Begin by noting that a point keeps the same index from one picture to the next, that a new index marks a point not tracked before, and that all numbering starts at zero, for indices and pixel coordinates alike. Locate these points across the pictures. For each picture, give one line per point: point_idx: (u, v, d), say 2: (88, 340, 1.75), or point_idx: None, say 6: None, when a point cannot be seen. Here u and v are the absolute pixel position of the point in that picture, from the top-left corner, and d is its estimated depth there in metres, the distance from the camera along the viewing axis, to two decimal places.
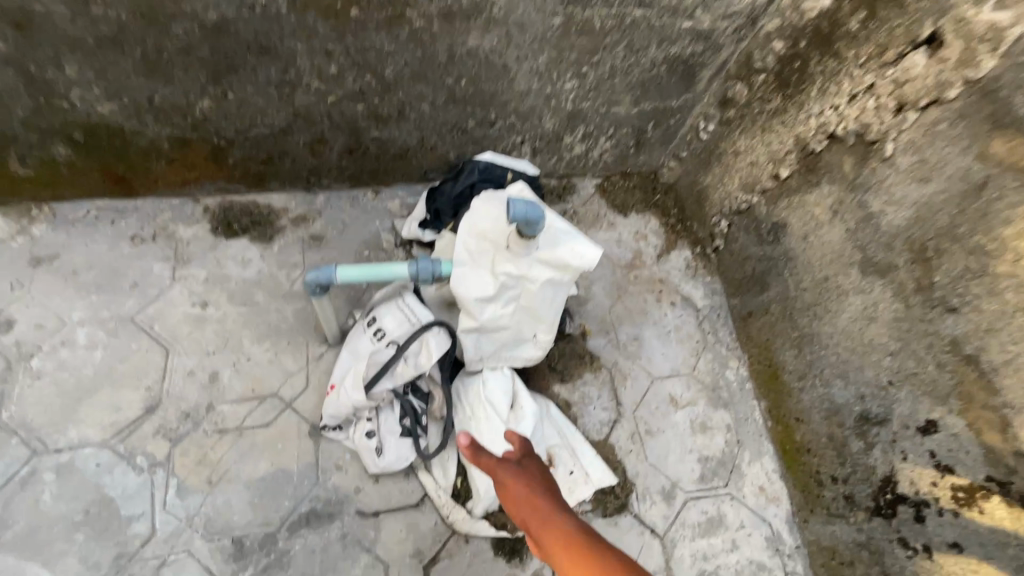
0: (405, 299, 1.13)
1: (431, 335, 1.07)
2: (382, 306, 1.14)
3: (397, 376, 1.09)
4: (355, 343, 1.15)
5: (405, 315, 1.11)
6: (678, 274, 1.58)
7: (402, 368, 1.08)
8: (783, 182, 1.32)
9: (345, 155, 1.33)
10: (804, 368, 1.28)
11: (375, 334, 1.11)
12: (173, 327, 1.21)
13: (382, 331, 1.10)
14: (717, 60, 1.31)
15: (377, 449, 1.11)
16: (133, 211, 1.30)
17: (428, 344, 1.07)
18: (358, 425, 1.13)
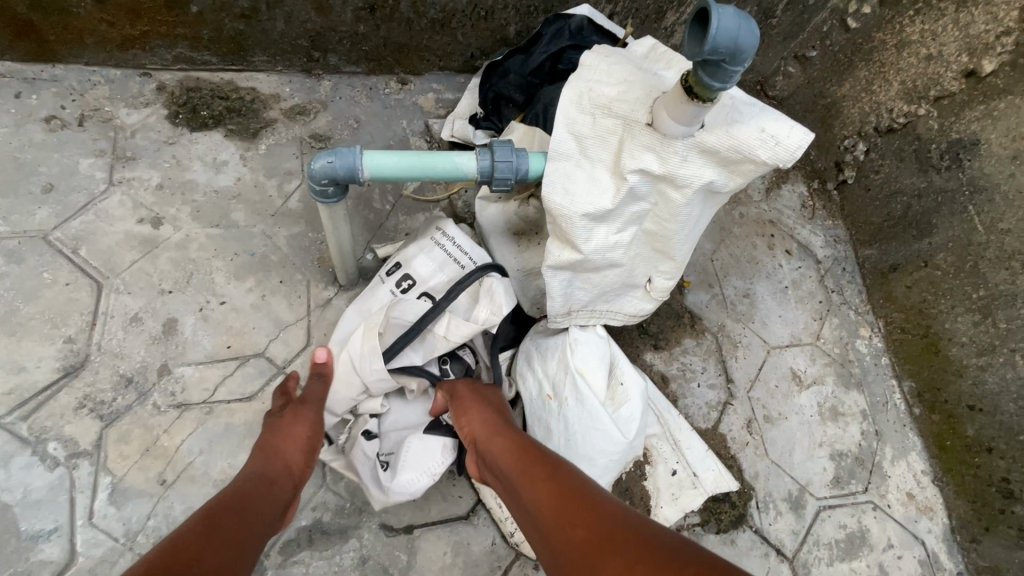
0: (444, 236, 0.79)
1: (492, 281, 0.75)
2: (410, 248, 0.80)
3: (441, 341, 0.75)
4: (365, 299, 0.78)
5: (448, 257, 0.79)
6: (791, 214, 1.21)
7: (448, 326, 0.74)
8: (980, 82, 0.96)
9: (364, 14, 0.93)
10: (991, 339, 0.95)
11: (402, 284, 0.78)
12: (108, 252, 0.82)
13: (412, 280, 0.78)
14: None
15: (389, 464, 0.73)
16: (50, 83, 0.89)
17: (488, 292, 0.75)
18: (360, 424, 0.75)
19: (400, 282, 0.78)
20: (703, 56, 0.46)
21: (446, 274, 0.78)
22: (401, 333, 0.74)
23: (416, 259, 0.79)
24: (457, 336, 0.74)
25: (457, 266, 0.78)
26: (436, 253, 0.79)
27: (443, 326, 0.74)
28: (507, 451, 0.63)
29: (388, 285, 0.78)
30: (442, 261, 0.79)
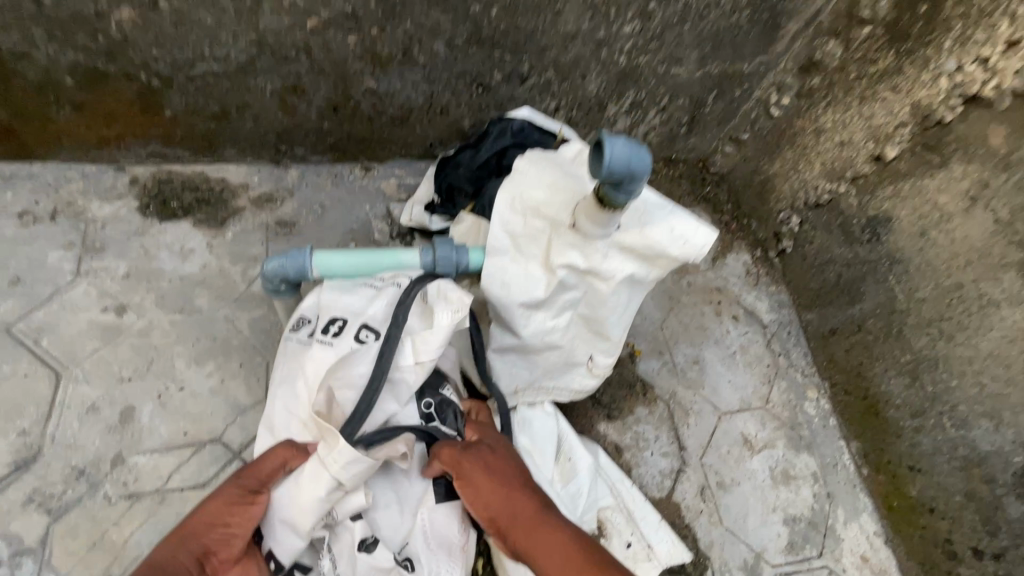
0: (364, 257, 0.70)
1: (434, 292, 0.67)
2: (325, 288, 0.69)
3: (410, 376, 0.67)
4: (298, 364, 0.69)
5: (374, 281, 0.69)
6: (737, 282, 1.29)
7: (415, 351, 0.66)
8: (888, 165, 1.05)
9: (328, 113, 1.00)
10: (922, 402, 0.99)
11: (331, 329, 0.66)
12: (70, 342, 0.84)
13: (341, 320, 0.66)
14: (807, 10, 1.04)
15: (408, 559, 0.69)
16: (27, 180, 0.94)
17: (438, 304, 0.66)
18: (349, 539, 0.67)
19: (326, 329, 0.66)
20: (600, 176, 0.53)
21: (378, 298, 0.67)
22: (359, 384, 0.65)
23: (337, 296, 0.67)
24: (429, 357, 0.67)
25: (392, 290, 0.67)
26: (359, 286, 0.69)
27: (404, 357, 0.66)
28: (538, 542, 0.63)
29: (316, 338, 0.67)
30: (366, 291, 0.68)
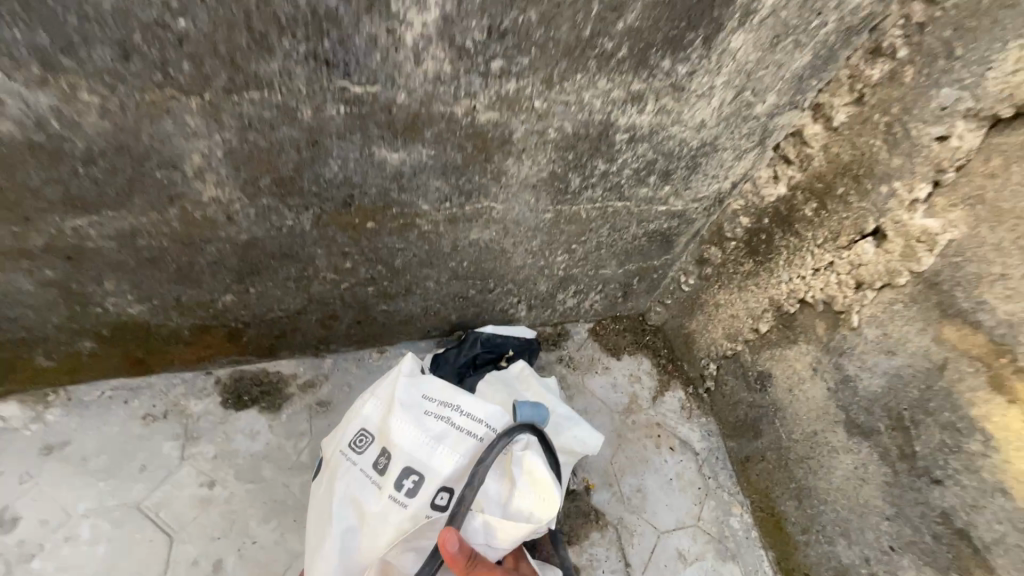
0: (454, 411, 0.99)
1: (514, 444, 0.97)
2: (402, 428, 0.98)
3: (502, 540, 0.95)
4: (375, 507, 0.92)
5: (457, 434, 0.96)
6: (673, 415, 1.63)
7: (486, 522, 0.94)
8: (763, 335, 1.40)
9: (354, 325, 1.40)
10: (807, 521, 1.29)
11: (411, 483, 0.92)
12: (178, 513, 1.21)
13: (420, 479, 0.92)
14: (691, 230, 1.44)
15: None
16: (146, 389, 1.33)
17: (518, 473, 0.97)
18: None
19: (405, 482, 0.92)
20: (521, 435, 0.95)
21: (456, 464, 0.93)
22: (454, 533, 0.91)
23: (422, 453, 0.94)
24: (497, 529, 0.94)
25: (471, 438, 0.96)
26: (431, 427, 0.98)
27: (492, 520, 0.94)
28: None
29: (394, 489, 0.92)
30: (439, 435, 0.96)
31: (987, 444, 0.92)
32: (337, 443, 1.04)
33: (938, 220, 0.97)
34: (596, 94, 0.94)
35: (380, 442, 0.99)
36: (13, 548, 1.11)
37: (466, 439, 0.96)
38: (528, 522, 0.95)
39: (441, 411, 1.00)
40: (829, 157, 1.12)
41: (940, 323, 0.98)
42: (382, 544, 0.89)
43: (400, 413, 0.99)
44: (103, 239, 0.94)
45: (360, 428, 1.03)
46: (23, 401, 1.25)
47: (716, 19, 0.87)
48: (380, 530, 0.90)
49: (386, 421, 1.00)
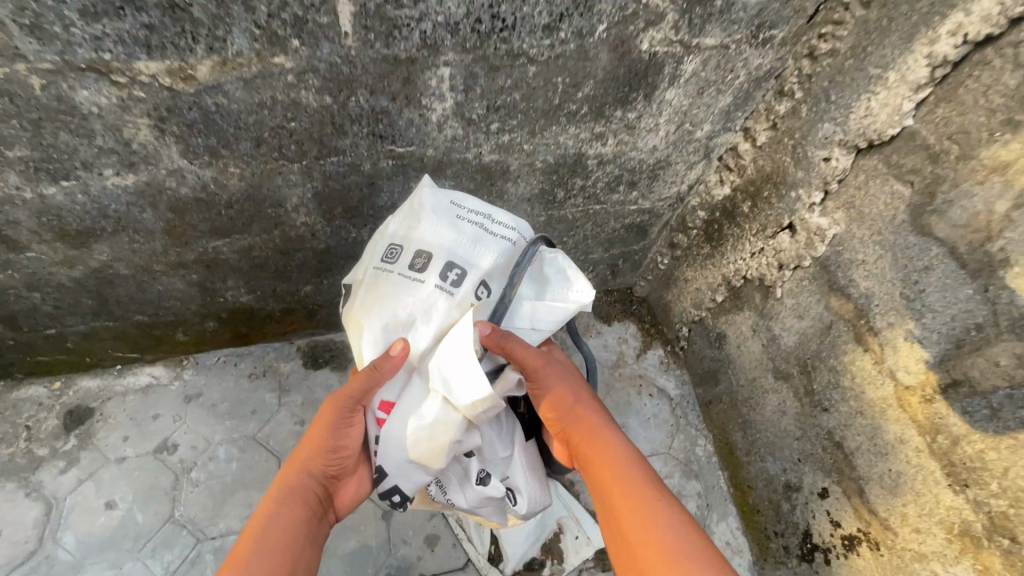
0: (485, 218, 1.14)
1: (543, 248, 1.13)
2: (440, 231, 1.11)
3: (542, 326, 1.15)
4: (423, 293, 1.08)
5: (488, 236, 1.12)
6: (654, 369, 2.02)
7: (531, 320, 1.14)
8: (719, 304, 1.73)
9: None
10: (749, 445, 1.67)
11: (454, 277, 1.08)
12: (282, 442, 1.66)
13: (462, 272, 1.08)
14: (662, 220, 1.76)
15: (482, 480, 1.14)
16: (249, 355, 1.77)
17: (552, 271, 1.14)
18: (466, 476, 1.14)
19: (450, 274, 1.08)
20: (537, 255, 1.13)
21: (495, 262, 1.10)
22: (501, 318, 1.10)
23: (462, 251, 1.10)
24: (539, 326, 1.15)
25: (505, 241, 1.12)
26: (466, 229, 1.12)
27: (535, 310, 1.14)
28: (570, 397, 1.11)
29: (441, 280, 1.08)
30: (475, 236, 1.11)
31: (854, 380, 1.26)
32: (371, 257, 1.16)
33: (827, 220, 1.29)
34: (569, 137, 1.29)
35: (415, 245, 1.11)
36: (176, 464, 1.58)
37: (500, 240, 1.12)
38: (566, 311, 1.13)
39: (471, 217, 1.13)
40: (757, 168, 1.43)
41: (830, 295, 1.32)
42: (434, 329, 1.07)
43: (433, 219, 1.12)
44: (229, 253, 1.37)
45: (391, 238, 1.14)
46: (167, 365, 1.71)
47: (650, 82, 1.20)
48: (430, 315, 1.07)
49: (421, 227, 1.12)
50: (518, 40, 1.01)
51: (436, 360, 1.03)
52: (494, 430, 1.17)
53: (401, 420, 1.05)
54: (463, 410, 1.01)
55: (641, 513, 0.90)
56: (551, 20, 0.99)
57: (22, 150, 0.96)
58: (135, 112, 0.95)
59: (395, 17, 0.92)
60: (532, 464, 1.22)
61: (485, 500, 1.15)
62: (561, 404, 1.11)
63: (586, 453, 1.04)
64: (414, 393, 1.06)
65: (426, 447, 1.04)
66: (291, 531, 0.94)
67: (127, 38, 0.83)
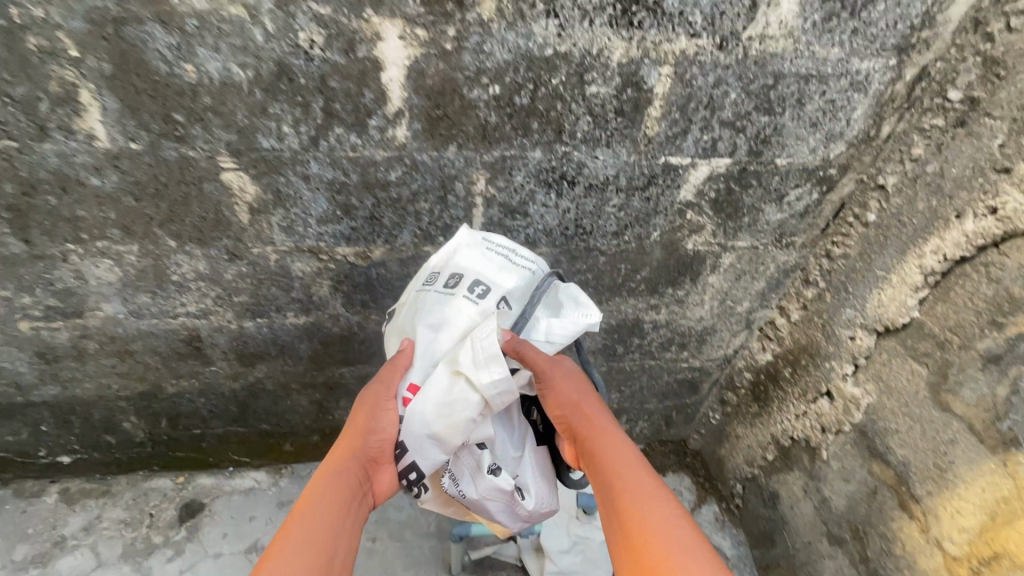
0: (511, 251, 1.19)
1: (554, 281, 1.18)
2: (469, 258, 1.17)
3: (557, 339, 1.15)
4: (450, 307, 1.12)
5: (511, 264, 1.16)
6: (709, 525, 2.03)
7: (546, 334, 1.15)
8: (771, 462, 1.82)
9: None
10: None
11: (479, 292, 1.12)
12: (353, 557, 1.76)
13: (487, 289, 1.12)
14: (711, 378, 1.96)
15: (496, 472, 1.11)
16: None
17: (567, 297, 1.16)
18: (479, 466, 1.10)
19: (476, 289, 1.12)
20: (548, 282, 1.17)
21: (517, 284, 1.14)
22: (519, 328, 1.12)
23: (488, 272, 1.15)
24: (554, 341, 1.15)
25: (526, 270, 1.16)
26: (494, 257, 1.17)
27: (554, 326, 1.15)
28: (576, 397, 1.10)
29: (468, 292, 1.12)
30: (502, 262, 1.16)
31: (905, 548, 1.33)
32: (416, 282, 1.24)
33: (860, 389, 1.45)
34: (629, 306, 1.60)
35: (451, 268, 1.16)
36: None
37: (524, 273, 1.16)
38: (580, 327, 1.14)
39: (501, 250, 1.18)
40: (794, 339, 1.65)
41: (872, 460, 1.43)
42: (458, 331, 1.10)
43: (467, 249, 1.17)
44: (350, 379, 1.70)
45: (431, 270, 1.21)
46: (269, 471, 1.98)
47: (696, 269, 1.52)
48: (456, 321, 1.11)
49: (455, 256, 1.18)
50: (594, 240, 1.39)
51: (461, 349, 1.04)
52: (506, 426, 1.16)
53: (423, 405, 1.03)
54: (483, 390, 1.01)
55: (646, 519, 0.87)
56: (619, 229, 1.37)
57: (243, 297, 1.38)
58: (324, 277, 1.36)
59: (511, 225, 1.31)
60: (542, 466, 1.20)
61: (496, 492, 1.11)
62: (574, 407, 1.10)
63: (593, 455, 1.02)
64: (435, 376, 1.04)
65: (446, 427, 1.02)
66: (332, 521, 0.86)
67: (338, 235, 1.26)
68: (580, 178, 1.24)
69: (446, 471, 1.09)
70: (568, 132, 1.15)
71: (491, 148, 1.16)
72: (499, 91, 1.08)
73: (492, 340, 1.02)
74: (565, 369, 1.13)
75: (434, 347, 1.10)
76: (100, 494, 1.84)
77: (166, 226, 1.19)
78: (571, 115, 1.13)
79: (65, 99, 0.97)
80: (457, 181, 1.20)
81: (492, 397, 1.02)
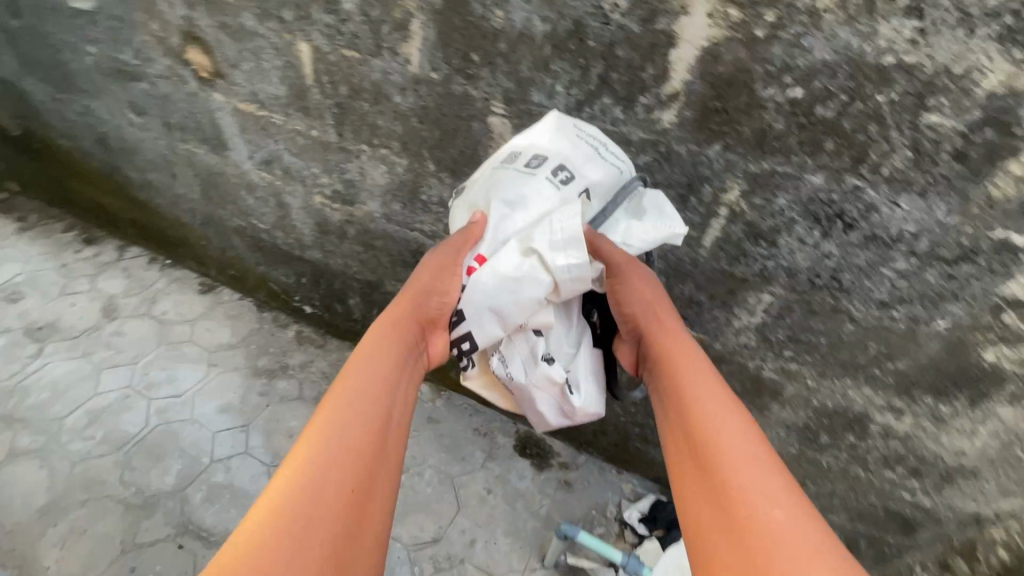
0: (600, 145, 1.04)
1: (637, 185, 1.04)
2: (555, 140, 1.02)
3: (635, 243, 1.00)
4: (531, 194, 0.98)
5: (597, 157, 1.02)
6: None
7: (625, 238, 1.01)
8: None
9: (611, 445, 1.93)
10: None
11: (563, 176, 0.98)
12: (467, 496, 1.88)
13: (571, 175, 0.99)
14: None
15: (549, 360, 1.03)
16: (482, 414, 2.08)
17: (651, 207, 1.02)
18: (533, 354, 1.03)
19: (558, 174, 0.98)
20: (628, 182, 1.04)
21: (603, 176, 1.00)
22: (595, 225, 1.00)
23: (573, 159, 1.00)
24: (634, 245, 1.01)
25: (615, 167, 1.02)
26: (582, 146, 1.02)
27: (636, 229, 1.00)
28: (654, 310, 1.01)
29: (550, 175, 0.98)
30: (591, 154, 1.01)
31: None
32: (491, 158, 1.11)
33: None
34: (860, 394, 1.28)
35: (531, 150, 1.03)
36: None
37: (607, 167, 1.01)
38: (664, 236, 1.00)
39: (588, 140, 1.04)
40: None
41: None
42: (534, 209, 0.98)
43: (552, 131, 1.03)
44: None
45: (510, 148, 1.07)
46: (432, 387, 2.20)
47: (982, 391, 1.12)
48: (534, 202, 0.98)
49: (537, 136, 1.04)
50: (848, 303, 1.12)
51: (537, 228, 0.96)
52: (564, 320, 1.07)
53: (487, 278, 0.97)
54: (555, 272, 0.95)
55: (734, 459, 0.80)
56: (889, 300, 1.08)
57: None
58: None
59: (749, 250, 1.15)
60: (596, 369, 1.11)
61: (544, 381, 1.04)
62: (648, 314, 1.01)
63: (664, 368, 0.95)
64: (504, 249, 0.96)
65: (508, 304, 0.97)
66: (380, 389, 0.89)
67: None
68: (862, 224, 1.00)
69: (495, 350, 1.05)
70: (871, 164, 0.93)
71: (761, 158, 1.00)
72: (801, 96, 0.91)
73: (572, 226, 0.94)
74: (639, 272, 1.00)
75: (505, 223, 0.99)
76: (317, 345, 2.27)
77: (433, 151, 1.35)
78: (883, 145, 0.90)
79: (402, 25, 1.15)
80: (707, 185, 1.09)
81: (562, 283, 0.96)
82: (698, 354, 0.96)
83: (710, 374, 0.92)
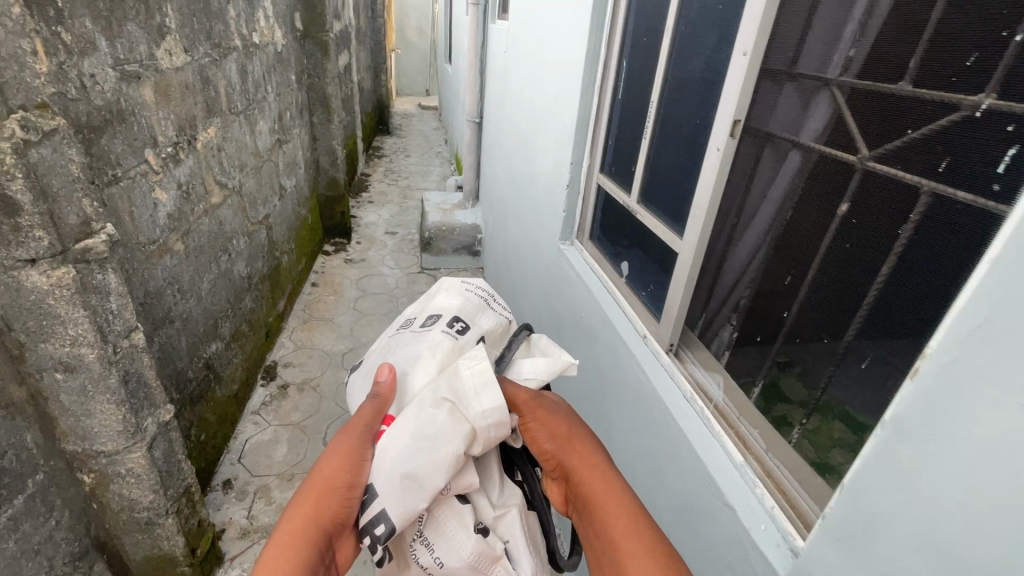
0: (466, 296, 1.02)
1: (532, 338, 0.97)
2: (449, 301, 1.01)
3: (530, 377, 0.89)
4: (370, 353, 1.02)
5: (483, 308, 1.01)
6: None
7: (530, 374, 0.89)
8: None
9: None
10: None
11: (439, 323, 0.95)
12: None
13: (458, 324, 0.95)
14: None
15: (485, 543, 0.78)
16: None
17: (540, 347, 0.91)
18: (466, 530, 0.78)
19: (453, 324, 0.95)
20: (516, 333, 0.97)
21: (466, 308, 0.99)
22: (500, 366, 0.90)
23: (454, 305, 0.99)
24: (535, 379, 0.89)
25: (478, 307, 1.01)
26: (452, 289, 1.04)
27: (533, 364, 0.90)
28: (576, 454, 0.81)
29: (435, 325, 0.95)
30: (476, 308, 1.00)
31: None
32: (392, 331, 1.04)
33: None
34: None
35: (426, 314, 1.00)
36: None
37: (493, 321, 1.00)
38: (550, 372, 0.89)
39: (475, 296, 1.03)
40: None
41: None
42: (434, 364, 0.86)
43: (435, 294, 1.04)
44: None
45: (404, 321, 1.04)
46: None
47: None
48: (410, 340, 0.94)
49: (432, 301, 1.02)
50: None
51: (409, 349, 0.91)
52: (487, 495, 0.85)
53: (399, 437, 0.76)
54: (471, 415, 0.79)
55: None
56: None
57: None
58: None
59: None
60: (529, 536, 0.85)
61: (480, 563, 0.78)
62: (561, 446, 0.82)
63: (597, 535, 0.74)
64: (408, 407, 0.79)
65: (424, 464, 0.74)
66: None
67: None
68: None
69: (414, 535, 0.80)
70: None
71: None
72: None
73: (479, 366, 0.84)
74: (545, 408, 0.85)
75: (417, 368, 0.87)
76: None
77: None
78: None
79: None
80: None
81: (483, 433, 0.78)
82: (606, 462, 0.80)
83: (620, 492, 0.75)
